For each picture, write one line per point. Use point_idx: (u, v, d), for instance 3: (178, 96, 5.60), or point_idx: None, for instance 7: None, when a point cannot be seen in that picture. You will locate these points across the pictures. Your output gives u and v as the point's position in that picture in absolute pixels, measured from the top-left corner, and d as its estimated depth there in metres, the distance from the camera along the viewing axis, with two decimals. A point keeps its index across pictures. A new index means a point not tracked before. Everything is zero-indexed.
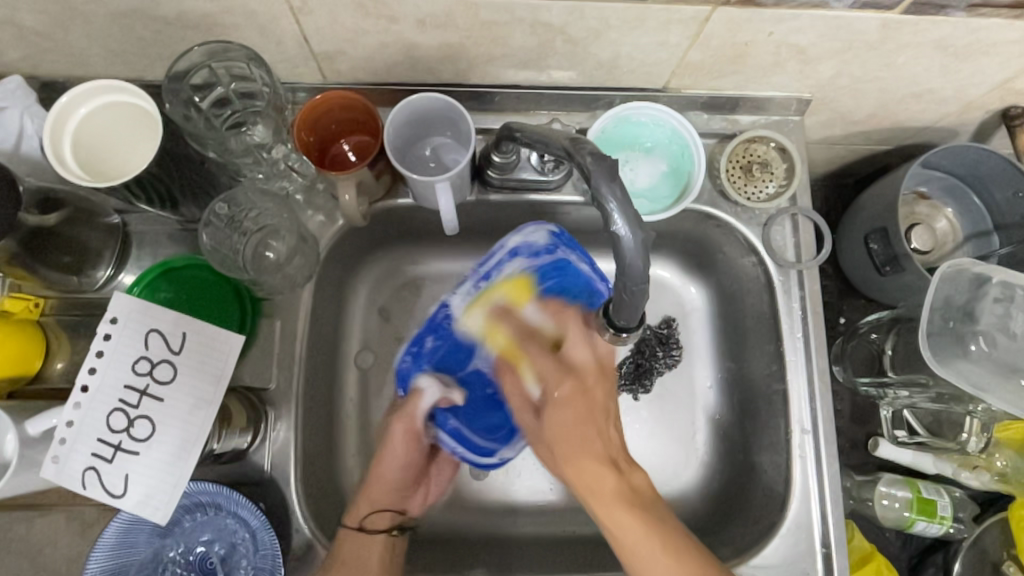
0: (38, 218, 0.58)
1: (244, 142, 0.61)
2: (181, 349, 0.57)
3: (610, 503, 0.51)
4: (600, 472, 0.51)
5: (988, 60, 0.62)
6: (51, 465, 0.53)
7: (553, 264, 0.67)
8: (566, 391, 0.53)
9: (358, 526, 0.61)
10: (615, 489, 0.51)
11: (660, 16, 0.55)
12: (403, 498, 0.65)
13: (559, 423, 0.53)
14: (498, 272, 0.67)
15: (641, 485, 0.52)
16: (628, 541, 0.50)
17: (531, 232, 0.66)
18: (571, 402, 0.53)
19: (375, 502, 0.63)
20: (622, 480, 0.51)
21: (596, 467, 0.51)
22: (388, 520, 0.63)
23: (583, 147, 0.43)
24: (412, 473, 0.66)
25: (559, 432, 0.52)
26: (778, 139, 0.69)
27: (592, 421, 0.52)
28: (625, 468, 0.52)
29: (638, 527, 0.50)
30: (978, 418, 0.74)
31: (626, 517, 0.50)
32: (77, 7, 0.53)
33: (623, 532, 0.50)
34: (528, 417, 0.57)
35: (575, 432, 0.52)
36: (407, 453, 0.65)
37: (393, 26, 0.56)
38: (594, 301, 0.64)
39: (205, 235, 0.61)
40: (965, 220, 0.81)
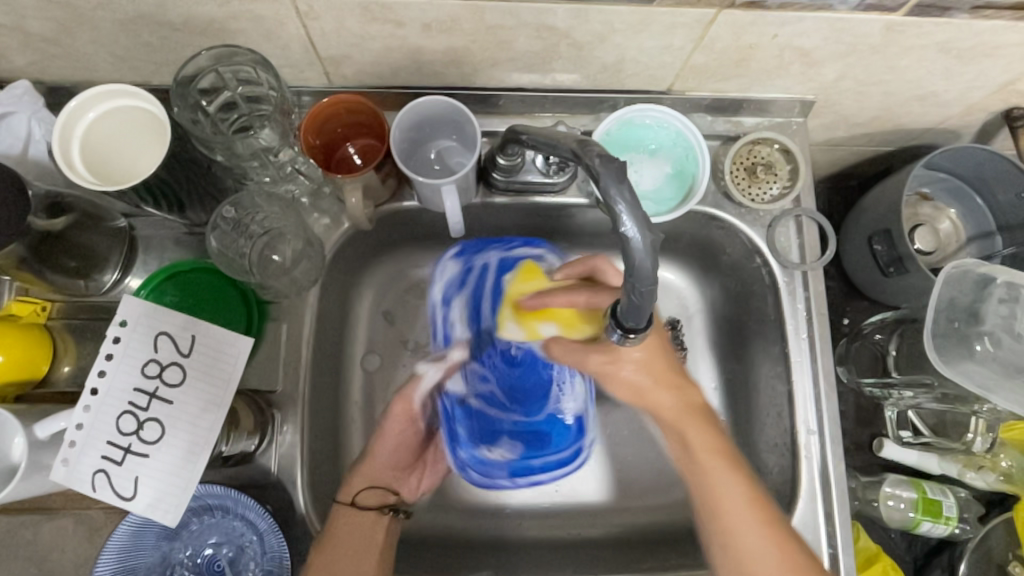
0: (45, 222, 0.57)
1: (251, 145, 0.60)
2: (190, 351, 0.57)
3: (716, 457, 0.55)
4: (704, 426, 0.56)
5: (991, 62, 0.62)
6: (61, 469, 0.53)
7: (482, 274, 0.70)
8: (653, 339, 0.55)
9: (351, 502, 0.62)
10: (719, 446, 0.56)
11: (665, 19, 0.55)
12: (397, 478, 0.67)
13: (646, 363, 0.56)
14: (457, 325, 0.70)
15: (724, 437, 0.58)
16: (732, 498, 0.54)
17: (443, 271, 0.70)
18: (653, 342, 0.56)
19: (370, 479, 0.64)
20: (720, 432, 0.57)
21: (696, 423, 0.56)
22: (379, 499, 0.64)
23: (591, 150, 0.43)
24: (406, 455, 0.67)
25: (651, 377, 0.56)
26: (781, 141, 0.69)
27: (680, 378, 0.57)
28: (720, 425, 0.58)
29: (739, 477, 0.54)
30: (984, 418, 0.75)
31: (730, 472, 0.55)
32: (84, 13, 0.54)
33: (723, 484, 0.54)
34: (601, 357, 0.56)
35: (660, 379, 0.56)
36: (401, 435, 0.66)
37: (399, 31, 0.56)
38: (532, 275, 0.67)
39: (213, 238, 0.61)
40: (968, 221, 0.81)
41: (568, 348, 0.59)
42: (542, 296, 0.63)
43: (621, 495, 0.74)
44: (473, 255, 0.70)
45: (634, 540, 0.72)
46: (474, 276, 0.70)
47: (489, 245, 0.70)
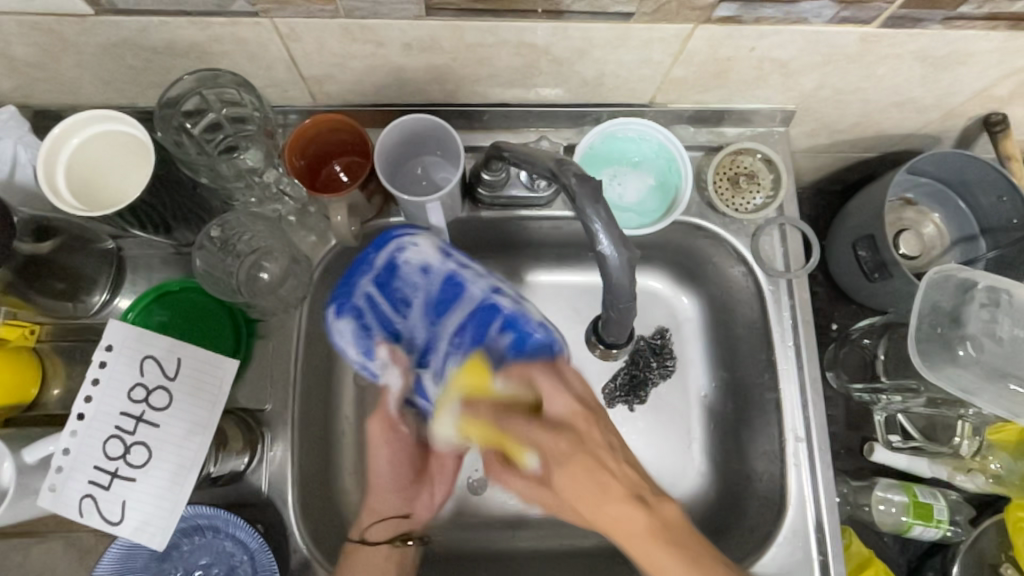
0: (31, 246, 0.59)
1: (236, 167, 0.62)
2: (176, 375, 0.57)
3: (657, 539, 0.50)
4: (629, 512, 0.51)
5: (967, 70, 0.63)
6: (49, 495, 0.53)
7: (369, 307, 0.64)
8: (565, 446, 0.53)
9: (361, 539, 0.63)
10: (648, 527, 0.50)
11: (642, 34, 0.56)
12: (406, 502, 0.66)
13: (575, 486, 0.52)
14: (387, 364, 0.64)
15: (668, 514, 0.51)
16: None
17: (337, 333, 0.64)
18: (575, 447, 0.53)
19: (380, 512, 0.65)
20: (649, 514, 0.51)
21: (621, 506, 0.51)
22: (392, 529, 0.65)
23: (568, 168, 0.44)
24: (406, 473, 0.66)
25: (572, 490, 0.52)
26: (763, 151, 0.70)
27: (605, 480, 0.51)
28: (651, 500, 0.52)
29: (677, 565, 0.49)
30: (970, 422, 0.75)
31: (662, 555, 0.49)
32: (68, 38, 0.54)
33: (657, 568, 0.50)
34: (525, 482, 0.56)
35: (567, 459, 0.52)
36: (392, 453, 0.65)
37: (380, 50, 0.57)
38: (479, 383, 0.60)
39: (199, 258, 0.62)
40: (951, 225, 0.82)
41: (513, 479, 0.57)
42: (474, 406, 0.58)
43: None
44: (358, 290, 0.64)
45: (627, 550, 0.72)
46: (364, 313, 0.64)
47: (355, 278, 0.64)
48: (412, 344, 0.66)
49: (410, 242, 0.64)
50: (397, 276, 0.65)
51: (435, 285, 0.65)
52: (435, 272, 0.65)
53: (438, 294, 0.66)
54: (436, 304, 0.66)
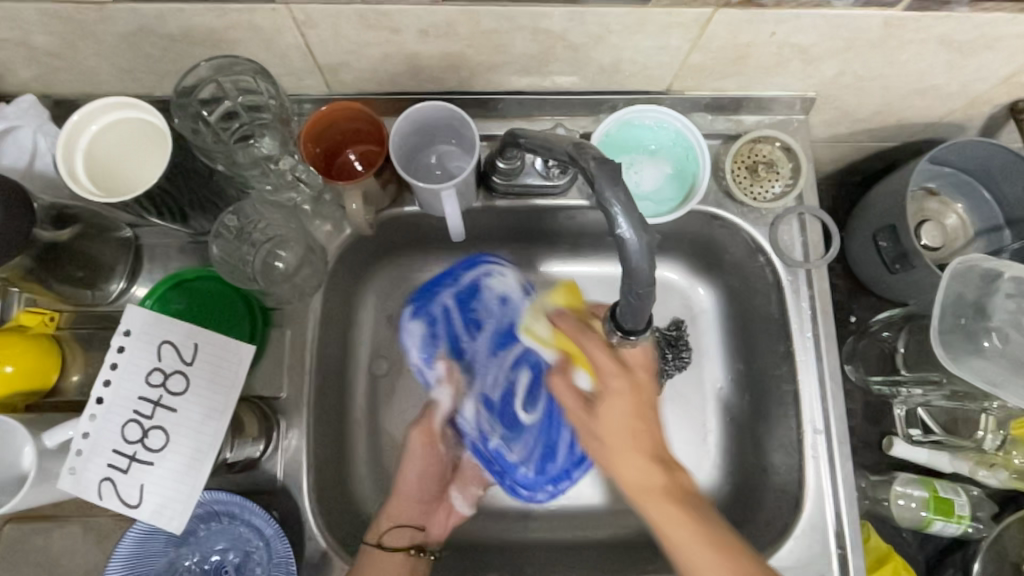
0: (52, 233, 0.59)
1: (252, 154, 0.61)
2: (192, 360, 0.58)
3: (660, 500, 0.50)
4: (647, 466, 0.52)
5: (994, 54, 0.61)
6: (69, 477, 0.53)
7: (440, 319, 0.73)
8: (620, 385, 0.53)
9: (378, 543, 0.61)
10: (664, 487, 0.51)
11: (661, 19, 0.55)
12: (424, 513, 0.66)
13: (612, 417, 0.53)
14: (442, 379, 0.71)
15: (685, 482, 0.52)
16: (680, 544, 0.49)
17: (408, 331, 0.73)
18: (621, 398, 0.53)
19: (398, 518, 0.64)
20: (669, 478, 0.51)
21: (642, 463, 0.52)
22: (408, 538, 0.64)
23: (586, 152, 0.44)
24: (431, 486, 0.67)
25: (614, 419, 0.53)
26: (783, 139, 0.68)
27: (638, 419, 0.53)
28: (674, 469, 0.52)
29: (688, 531, 0.49)
30: (994, 415, 0.73)
31: (676, 514, 0.49)
32: (86, 27, 0.54)
33: (672, 529, 0.49)
34: (579, 412, 0.57)
35: (625, 429, 0.53)
36: (426, 464, 0.67)
37: (395, 37, 0.57)
38: (571, 299, 0.65)
39: (216, 247, 0.62)
40: (975, 216, 0.80)
41: (567, 398, 0.58)
42: (564, 315, 0.62)
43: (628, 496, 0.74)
44: (430, 308, 0.73)
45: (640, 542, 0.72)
46: (435, 324, 0.73)
47: (439, 289, 0.74)
48: (472, 372, 0.73)
49: (498, 271, 0.74)
50: (476, 299, 0.74)
51: (507, 316, 0.74)
52: (512, 306, 0.74)
53: (507, 327, 0.74)
54: (503, 336, 0.74)
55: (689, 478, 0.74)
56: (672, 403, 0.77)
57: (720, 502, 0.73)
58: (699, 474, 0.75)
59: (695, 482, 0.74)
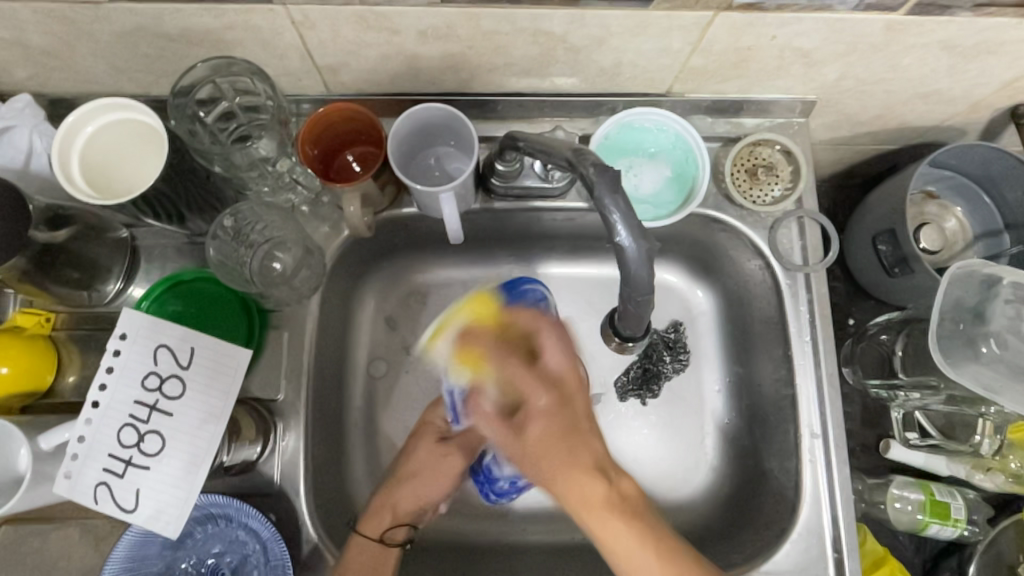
0: (47, 235, 0.58)
1: (249, 155, 0.61)
2: (189, 364, 0.57)
3: (600, 510, 0.54)
4: (583, 480, 0.54)
5: (996, 59, 0.61)
6: (64, 481, 0.53)
7: None
8: (547, 402, 0.54)
9: (380, 540, 0.63)
10: (604, 496, 0.54)
11: (661, 22, 0.55)
12: (422, 509, 0.69)
13: (535, 434, 0.54)
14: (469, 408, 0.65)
15: (626, 491, 0.55)
16: (622, 550, 0.54)
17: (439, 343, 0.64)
18: (545, 417, 0.53)
19: (397, 510, 0.66)
20: (610, 486, 0.55)
21: (577, 481, 0.54)
22: (405, 531, 0.67)
23: (586, 158, 0.44)
24: (437, 486, 0.70)
25: (537, 436, 0.54)
26: (783, 142, 0.68)
27: (571, 432, 0.54)
28: (614, 477, 0.55)
29: (629, 533, 0.54)
30: (990, 420, 0.73)
31: (621, 526, 0.54)
32: (82, 26, 0.54)
33: (610, 536, 0.54)
34: (507, 434, 0.57)
35: (547, 442, 0.53)
36: (441, 466, 0.69)
37: (395, 38, 0.56)
38: (481, 312, 0.61)
39: (212, 248, 0.61)
40: (974, 219, 0.80)
41: (490, 416, 0.59)
42: (469, 334, 0.61)
43: None
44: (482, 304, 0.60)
45: None
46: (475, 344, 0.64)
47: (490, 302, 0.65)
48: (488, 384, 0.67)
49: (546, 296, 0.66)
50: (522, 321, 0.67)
51: None
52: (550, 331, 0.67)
53: None
54: None
55: (686, 480, 0.75)
56: (669, 405, 0.77)
57: (717, 504, 0.73)
58: (696, 475, 0.75)
59: (691, 484, 0.75)
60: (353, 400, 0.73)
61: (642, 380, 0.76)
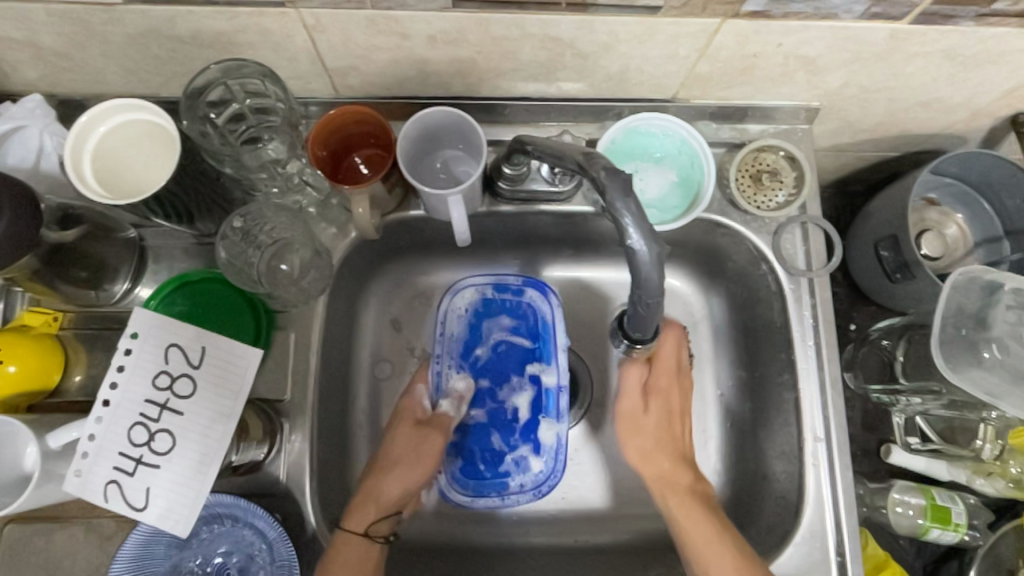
0: (57, 234, 0.59)
1: (259, 157, 0.62)
2: (199, 363, 0.58)
3: (682, 494, 0.64)
4: (674, 468, 0.65)
5: (997, 68, 0.62)
6: (75, 479, 0.53)
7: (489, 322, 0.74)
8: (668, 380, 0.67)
9: (363, 531, 0.60)
10: (690, 485, 0.64)
11: (669, 29, 0.55)
12: (399, 499, 0.64)
13: (650, 417, 0.66)
14: (449, 391, 0.71)
15: (707, 490, 0.65)
16: (698, 535, 0.61)
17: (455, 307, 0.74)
18: (660, 400, 0.67)
19: (376, 501, 0.63)
20: (693, 480, 0.65)
21: (669, 462, 0.65)
22: (389, 524, 0.63)
23: (597, 162, 0.45)
24: (415, 466, 0.65)
25: (652, 419, 0.66)
26: (787, 148, 0.69)
27: (671, 419, 0.67)
28: (699, 476, 0.66)
29: (706, 520, 0.62)
30: (993, 425, 0.74)
31: (701, 512, 0.62)
32: (95, 28, 0.54)
33: (692, 524, 0.62)
34: (632, 406, 0.67)
35: (660, 431, 0.66)
36: (411, 457, 0.65)
37: (405, 42, 0.57)
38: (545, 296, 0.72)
39: (222, 249, 0.62)
40: (975, 226, 0.81)
41: (631, 381, 0.67)
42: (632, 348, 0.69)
43: (627, 501, 0.74)
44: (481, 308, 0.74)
45: (640, 547, 0.72)
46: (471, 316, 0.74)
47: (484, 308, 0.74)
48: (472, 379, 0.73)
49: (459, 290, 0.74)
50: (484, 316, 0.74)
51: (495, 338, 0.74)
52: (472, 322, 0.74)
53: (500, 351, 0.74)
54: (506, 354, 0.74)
55: None
56: None
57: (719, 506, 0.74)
58: None
59: None
60: (358, 401, 0.74)
61: None
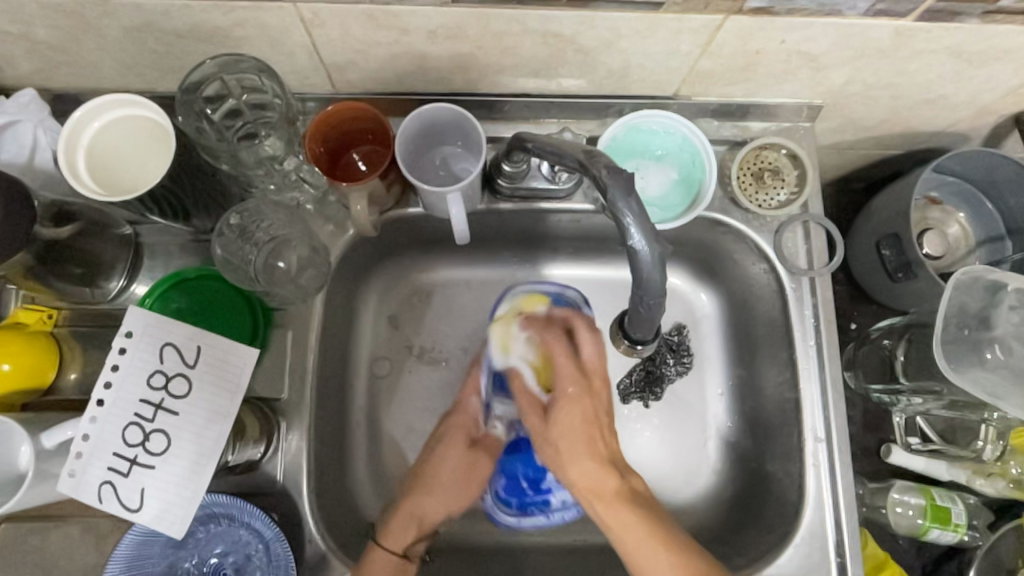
0: (52, 231, 0.58)
1: (256, 153, 0.61)
2: (195, 362, 0.57)
3: (614, 501, 0.62)
4: (599, 473, 0.63)
5: (1002, 66, 0.61)
6: (69, 480, 0.53)
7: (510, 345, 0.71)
8: (576, 390, 0.64)
9: (404, 554, 0.65)
10: (618, 489, 0.62)
11: (671, 25, 0.55)
12: (438, 518, 0.70)
13: (568, 420, 0.64)
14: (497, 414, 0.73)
15: (636, 486, 0.63)
16: (631, 543, 0.60)
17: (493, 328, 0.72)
18: (576, 404, 0.64)
19: (416, 523, 0.67)
20: (621, 481, 0.63)
21: (592, 466, 0.63)
22: (424, 542, 0.68)
23: (598, 160, 0.44)
24: (456, 490, 0.71)
25: (567, 427, 0.64)
26: (789, 146, 0.68)
27: (592, 419, 0.64)
28: (626, 475, 0.64)
29: (640, 524, 0.60)
30: (994, 426, 0.73)
31: (629, 514, 0.61)
32: (89, 21, 0.54)
33: (624, 528, 0.60)
34: (537, 416, 0.66)
35: (581, 435, 0.64)
36: (455, 479, 0.71)
37: (404, 37, 0.56)
38: (531, 302, 0.69)
39: (218, 245, 0.61)
40: (977, 225, 0.80)
41: (526, 400, 0.67)
42: (530, 324, 0.68)
43: None
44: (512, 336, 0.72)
45: None
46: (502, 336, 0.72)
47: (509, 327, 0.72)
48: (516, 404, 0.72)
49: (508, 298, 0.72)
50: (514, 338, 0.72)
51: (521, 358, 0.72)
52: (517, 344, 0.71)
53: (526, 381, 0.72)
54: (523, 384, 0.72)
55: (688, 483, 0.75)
56: (671, 408, 0.77)
57: (718, 506, 0.74)
58: (698, 478, 0.75)
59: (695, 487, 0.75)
60: (356, 399, 0.73)
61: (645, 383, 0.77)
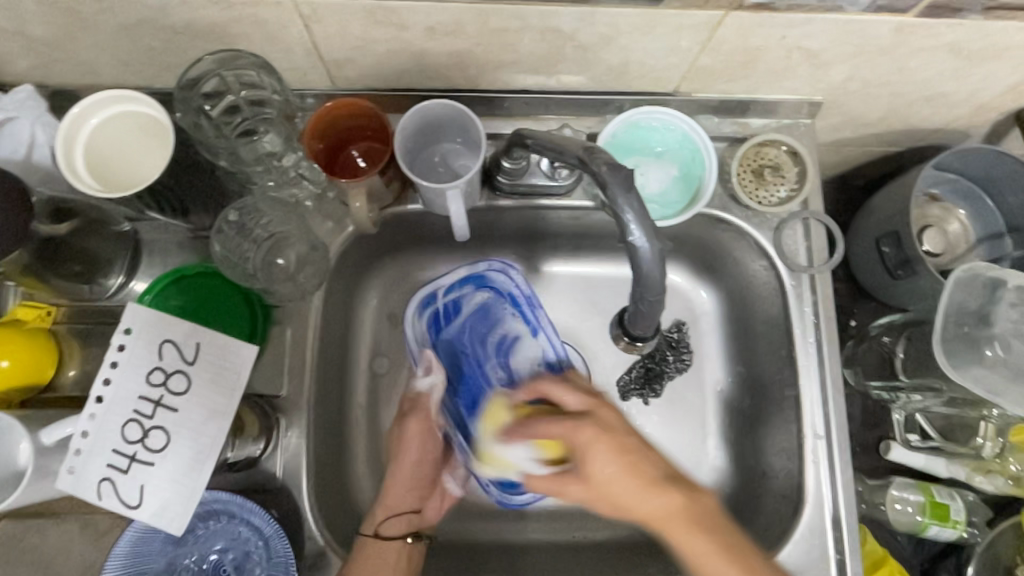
0: (48, 227, 0.59)
1: (255, 150, 0.61)
2: (194, 359, 0.57)
3: (684, 527, 0.46)
4: (653, 500, 0.47)
5: (1003, 63, 0.61)
6: (68, 477, 0.53)
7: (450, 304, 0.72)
8: (585, 422, 0.50)
9: (375, 533, 0.62)
10: (683, 509, 0.47)
11: (671, 21, 0.54)
12: (419, 498, 0.66)
13: (595, 459, 0.49)
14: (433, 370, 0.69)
15: (706, 500, 0.48)
16: (719, 574, 0.45)
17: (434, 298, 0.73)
18: (593, 432, 0.50)
19: (392, 507, 0.64)
20: (685, 496, 0.47)
21: (645, 491, 0.47)
22: (405, 525, 0.64)
23: (598, 156, 0.44)
24: (428, 471, 0.67)
25: (600, 465, 0.49)
26: (789, 143, 0.68)
27: (620, 439, 0.49)
28: (689, 488, 0.48)
29: (717, 556, 0.45)
30: (993, 423, 0.74)
31: (700, 537, 0.46)
32: (87, 17, 0.53)
33: (706, 558, 0.46)
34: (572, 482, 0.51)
35: (616, 468, 0.48)
36: (423, 457, 0.66)
37: (403, 34, 0.56)
38: None
39: (217, 243, 0.61)
40: (976, 222, 0.80)
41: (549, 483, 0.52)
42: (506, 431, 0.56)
43: None
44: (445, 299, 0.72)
45: (638, 544, 0.72)
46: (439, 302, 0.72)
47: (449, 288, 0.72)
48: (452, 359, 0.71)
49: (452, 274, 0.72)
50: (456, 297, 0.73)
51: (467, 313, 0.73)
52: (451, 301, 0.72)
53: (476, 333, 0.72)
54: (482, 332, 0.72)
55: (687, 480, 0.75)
56: (670, 405, 0.77)
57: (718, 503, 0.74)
58: (697, 476, 0.75)
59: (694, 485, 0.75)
60: (354, 396, 0.73)
61: (645, 379, 0.76)
